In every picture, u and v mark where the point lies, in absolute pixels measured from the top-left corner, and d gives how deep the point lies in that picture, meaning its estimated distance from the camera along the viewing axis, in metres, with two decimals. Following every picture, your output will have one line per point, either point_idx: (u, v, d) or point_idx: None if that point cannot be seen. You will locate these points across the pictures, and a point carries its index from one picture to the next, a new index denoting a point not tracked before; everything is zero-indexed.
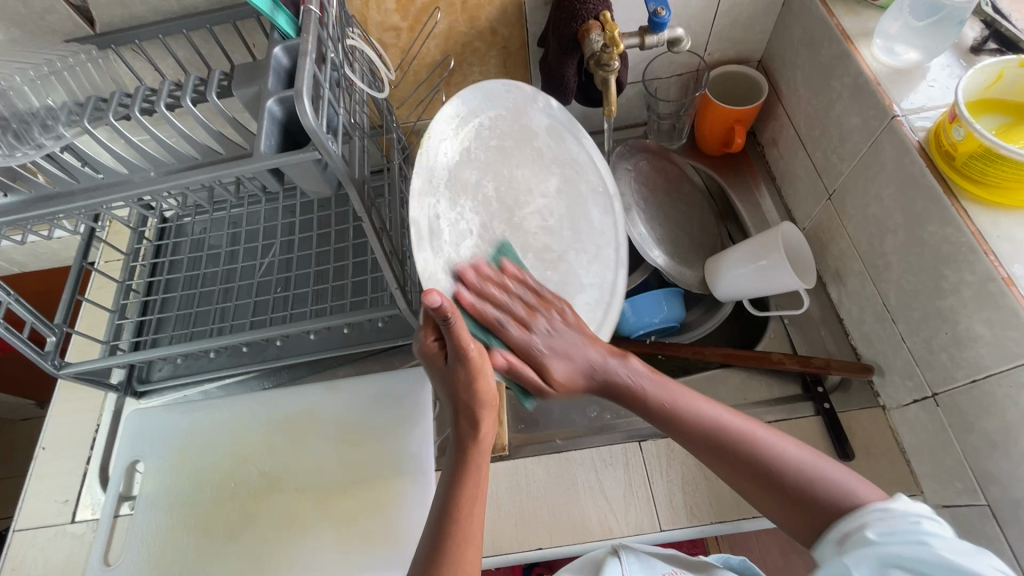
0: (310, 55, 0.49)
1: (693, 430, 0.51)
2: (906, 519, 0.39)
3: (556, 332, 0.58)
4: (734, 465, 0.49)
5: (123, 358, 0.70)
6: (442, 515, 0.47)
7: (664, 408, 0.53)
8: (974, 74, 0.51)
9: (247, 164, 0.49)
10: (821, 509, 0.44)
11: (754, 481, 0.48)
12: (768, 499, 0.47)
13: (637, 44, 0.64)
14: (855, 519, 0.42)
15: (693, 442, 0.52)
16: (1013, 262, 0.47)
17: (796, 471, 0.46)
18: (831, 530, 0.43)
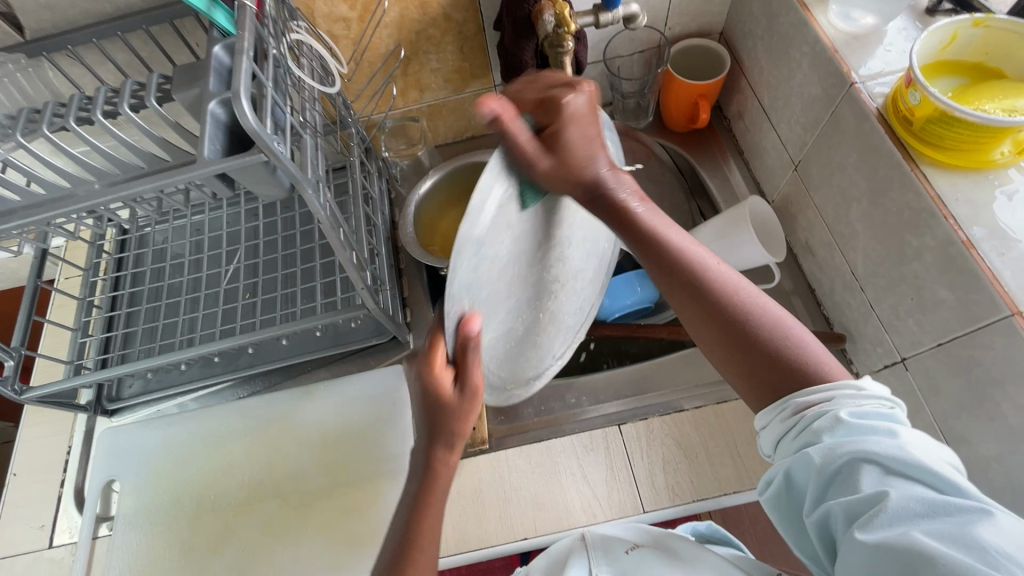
0: (247, 53, 0.47)
1: (675, 269, 0.46)
2: (878, 403, 0.37)
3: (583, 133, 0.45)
4: (709, 312, 0.44)
5: (89, 377, 0.67)
6: (406, 538, 0.44)
7: (653, 240, 0.47)
8: (928, 37, 0.51)
9: (191, 172, 0.47)
10: (788, 373, 0.41)
11: (725, 337, 0.43)
12: (732, 354, 0.43)
13: (592, 22, 0.62)
14: (821, 391, 0.39)
15: (671, 281, 0.46)
16: (971, 225, 0.47)
17: (779, 333, 0.42)
18: (789, 399, 0.40)
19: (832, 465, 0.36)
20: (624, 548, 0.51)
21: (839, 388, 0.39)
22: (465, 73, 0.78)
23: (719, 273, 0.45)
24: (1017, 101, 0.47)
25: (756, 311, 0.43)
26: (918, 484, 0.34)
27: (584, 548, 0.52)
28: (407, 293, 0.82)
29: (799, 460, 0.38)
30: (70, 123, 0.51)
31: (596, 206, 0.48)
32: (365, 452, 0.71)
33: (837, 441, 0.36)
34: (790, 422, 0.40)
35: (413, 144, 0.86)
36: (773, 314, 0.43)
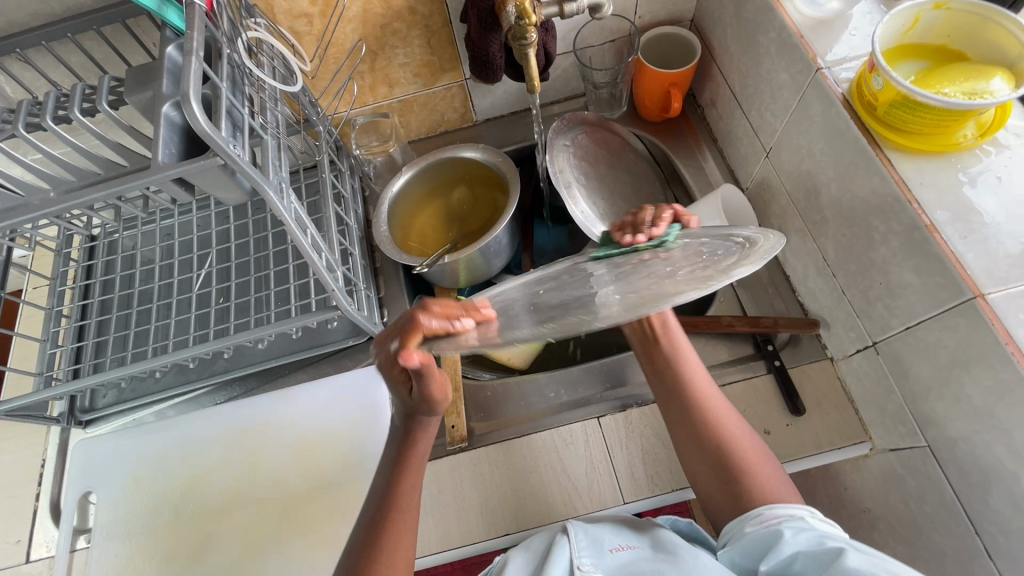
0: (197, 54, 0.45)
1: (691, 410, 0.59)
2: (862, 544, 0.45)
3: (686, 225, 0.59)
4: (717, 463, 0.56)
5: (58, 390, 0.66)
6: (380, 509, 0.54)
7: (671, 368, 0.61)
8: (890, 20, 0.50)
9: (145, 177, 0.45)
10: (749, 495, 0.53)
11: (716, 460, 0.56)
12: (716, 477, 0.56)
13: (557, 12, 0.61)
14: (785, 507, 0.51)
15: (694, 448, 0.57)
16: (935, 209, 0.48)
17: (754, 469, 0.54)
18: (760, 510, 0.52)
19: (800, 536, 0.47)
20: (612, 540, 0.54)
21: (786, 505, 0.51)
22: (434, 67, 0.77)
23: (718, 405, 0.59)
24: (978, 83, 0.47)
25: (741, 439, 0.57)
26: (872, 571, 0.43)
27: (566, 537, 0.54)
28: (383, 292, 0.81)
29: (769, 533, 0.49)
30: (19, 129, 0.50)
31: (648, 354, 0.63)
32: (345, 455, 0.71)
33: (795, 521, 0.49)
34: (759, 524, 0.51)
35: (385, 140, 0.84)
36: (754, 446, 0.56)
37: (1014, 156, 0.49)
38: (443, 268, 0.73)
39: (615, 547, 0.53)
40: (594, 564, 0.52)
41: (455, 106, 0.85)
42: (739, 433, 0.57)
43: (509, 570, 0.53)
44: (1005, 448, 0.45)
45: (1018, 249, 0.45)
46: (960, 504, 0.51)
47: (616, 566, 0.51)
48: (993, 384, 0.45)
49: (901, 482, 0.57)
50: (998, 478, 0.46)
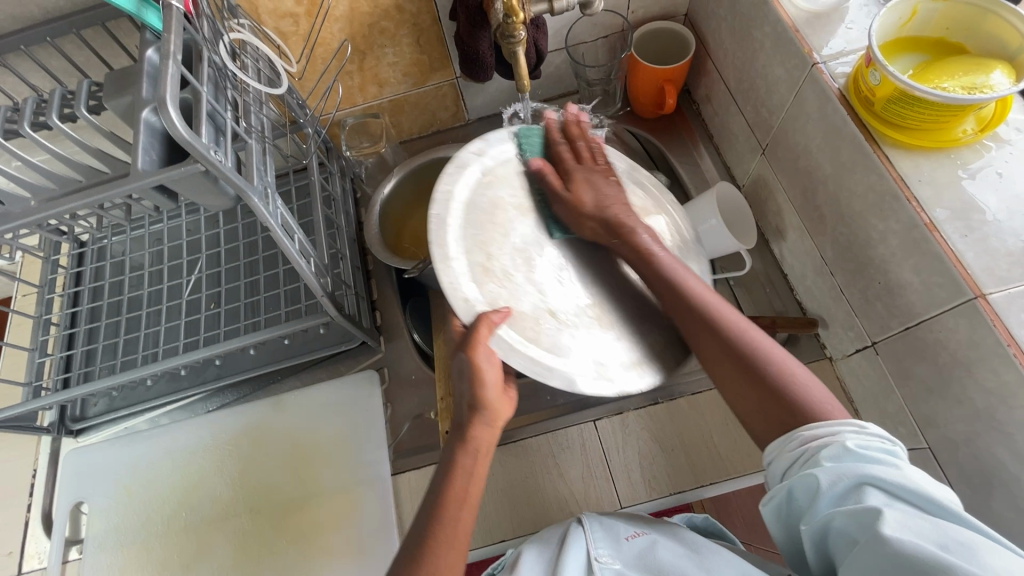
0: (175, 57, 0.44)
1: (715, 325, 0.48)
2: (882, 441, 0.40)
3: (601, 191, 0.54)
4: (749, 372, 0.46)
5: (46, 400, 0.65)
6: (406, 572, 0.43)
7: (673, 288, 0.50)
8: (887, 12, 0.49)
9: (125, 185, 0.44)
10: (787, 408, 0.44)
11: (750, 375, 0.46)
12: (744, 390, 0.46)
13: (546, 10, 0.59)
14: (826, 425, 0.42)
15: (720, 358, 0.47)
16: (934, 207, 0.47)
17: (785, 378, 0.45)
18: (797, 431, 0.43)
19: (838, 487, 0.39)
20: (626, 528, 0.53)
21: (841, 423, 0.42)
22: (424, 66, 0.76)
23: (731, 314, 0.48)
24: (977, 77, 0.46)
25: (764, 346, 0.47)
26: (913, 506, 0.37)
27: (581, 529, 0.52)
28: (376, 296, 0.80)
29: (804, 481, 0.40)
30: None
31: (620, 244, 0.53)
32: (340, 461, 0.70)
33: (835, 451, 0.40)
34: (796, 450, 0.42)
35: (376, 141, 0.84)
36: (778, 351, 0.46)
37: (1016, 150, 0.48)
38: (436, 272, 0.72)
39: (631, 535, 0.52)
40: (612, 555, 0.50)
41: (447, 105, 0.84)
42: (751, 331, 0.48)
43: (524, 560, 0.51)
44: (1008, 452, 0.44)
45: (1021, 247, 0.44)
46: None
47: (634, 556, 0.50)
48: (995, 386, 0.43)
49: None
50: (1000, 481, 0.45)
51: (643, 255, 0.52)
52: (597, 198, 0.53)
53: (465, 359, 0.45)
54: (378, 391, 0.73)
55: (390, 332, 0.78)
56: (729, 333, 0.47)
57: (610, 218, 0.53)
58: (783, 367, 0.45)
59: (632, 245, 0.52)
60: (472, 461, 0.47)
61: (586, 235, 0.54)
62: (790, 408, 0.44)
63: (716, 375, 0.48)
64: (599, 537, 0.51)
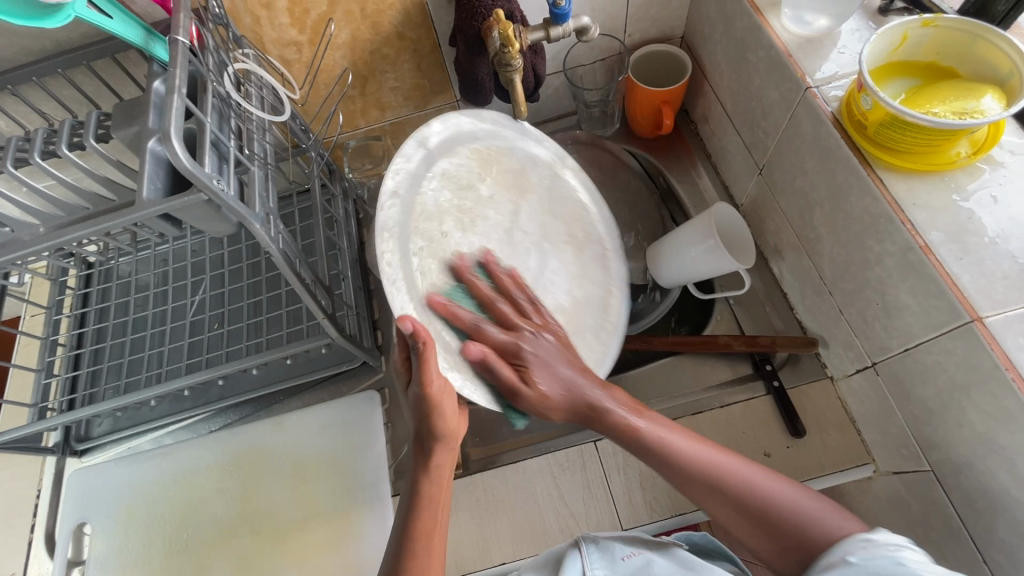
0: (180, 90, 0.46)
1: (715, 482, 0.48)
2: (885, 549, 0.40)
3: (543, 349, 0.55)
4: (762, 526, 0.46)
5: (51, 422, 0.66)
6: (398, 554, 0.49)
7: (653, 450, 0.50)
8: (878, 39, 0.50)
9: (131, 214, 0.45)
10: (802, 545, 0.44)
11: (764, 528, 0.45)
12: (758, 538, 0.46)
13: (543, 37, 0.60)
14: (858, 544, 0.41)
15: (734, 518, 0.47)
16: (929, 229, 0.47)
17: (791, 523, 0.45)
18: (816, 562, 0.43)
19: None
20: (624, 548, 0.53)
21: (851, 540, 0.42)
22: (425, 90, 0.78)
23: (724, 458, 0.48)
24: (968, 102, 0.46)
25: (765, 484, 0.47)
26: None
27: (578, 552, 0.53)
28: (378, 315, 0.81)
29: None
30: (7, 167, 0.50)
31: (597, 425, 0.54)
32: (340, 481, 0.70)
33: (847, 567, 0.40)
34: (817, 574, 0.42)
35: (378, 163, 0.86)
36: (781, 488, 0.46)
37: (1009, 173, 0.48)
38: None
39: (628, 554, 0.53)
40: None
41: None
42: (747, 473, 0.48)
43: None
44: (1009, 476, 0.43)
45: (1017, 269, 0.44)
46: (966, 532, 0.49)
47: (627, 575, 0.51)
48: (995, 409, 0.43)
49: (906, 506, 0.56)
50: (1003, 506, 0.45)
51: (628, 425, 0.52)
52: (558, 380, 0.54)
53: (421, 394, 0.50)
54: (379, 411, 0.73)
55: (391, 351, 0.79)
56: (726, 482, 0.47)
57: (580, 396, 0.54)
58: (790, 505, 0.45)
59: (608, 418, 0.53)
60: (435, 492, 0.52)
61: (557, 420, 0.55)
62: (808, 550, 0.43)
63: (742, 535, 0.47)
64: (596, 560, 0.52)
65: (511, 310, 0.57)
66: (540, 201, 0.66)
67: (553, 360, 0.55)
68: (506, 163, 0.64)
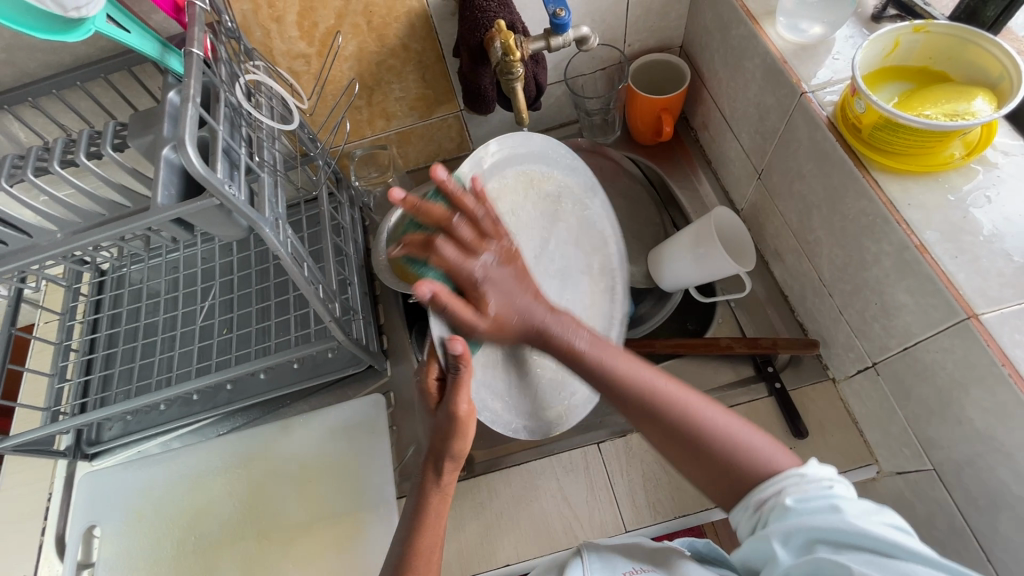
0: (194, 99, 0.47)
1: (655, 409, 0.47)
2: (817, 484, 0.41)
3: (495, 271, 0.49)
4: (701, 456, 0.45)
5: (64, 424, 0.67)
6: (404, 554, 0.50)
7: (602, 375, 0.49)
8: (870, 44, 0.51)
9: (145, 219, 0.47)
10: (736, 479, 0.44)
11: (697, 461, 0.46)
12: (697, 468, 0.46)
13: (544, 46, 0.61)
14: (772, 484, 0.42)
15: (673, 452, 0.47)
16: (924, 229, 0.47)
17: (730, 449, 0.45)
18: (748, 498, 0.43)
19: (790, 543, 0.40)
20: (626, 564, 0.52)
21: (784, 477, 0.42)
22: (429, 100, 0.79)
23: (668, 389, 0.47)
24: (959, 105, 0.47)
25: (707, 419, 0.46)
26: (862, 547, 0.37)
27: (579, 562, 0.53)
28: (383, 319, 0.82)
29: (760, 544, 0.41)
30: (28, 175, 0.52)
31: (545, 348, 0.50)
32: (347, 483, 0.71)
33: (779, 506, 0.41)
34: (750, 517, 0.43)
35: (384, 171, 0.86)
36: (727, 424, 0.46)
37: (1003, 174, 0.49)
38: None
39: (629, 571, 0.52)
40: None
41: (452, 136, 0.87)
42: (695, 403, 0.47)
43: None
44: (1009, 472, 0.44)
45: (1011, 268, 0.45)
46: (970, 532, 0.49)
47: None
48: (993, 406, 0.44)
49: (910, 506, 0.56)
50: (1005, 503, 0.45)
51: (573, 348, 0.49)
52: (511, 307, 0.49)
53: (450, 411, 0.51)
54: (384, 415, 0.74)
55: (397, 355, 0.80)
56: (671, 413, 0.46)
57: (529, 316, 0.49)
58: (729, 439, 0.45)
59: (557, 342, 0.49)
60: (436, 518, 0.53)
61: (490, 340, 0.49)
62: (741, 484, 0.44)
63: (670, 458, 0.47)
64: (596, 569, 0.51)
65: (476, 228, 0.50)
66: (569, 229, 0.66)
67: (507, 284, 0.49)
68: (546, 189, 0.64)
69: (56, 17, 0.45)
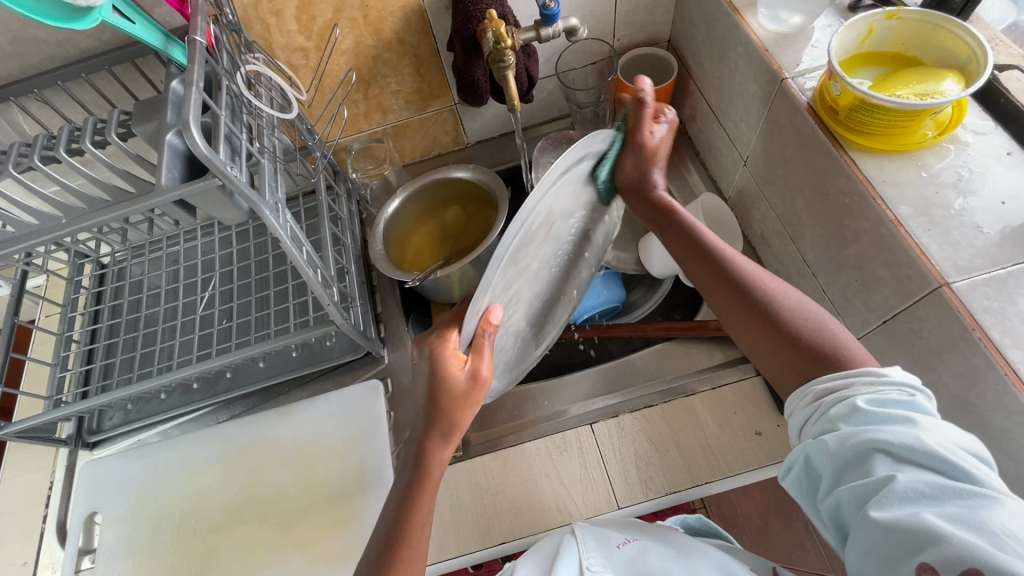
0: (197, 84, 0.49)
1: (727, 275, 0.52)
2: (901, 392, 0.41)
3: (657, 138, 0.56)
4: (767, 327, 0.49)
5: (65, 411, 0.68)
6: (388, 541, 0.48)
7: (688, 237, 0.56)
8: (846, 30, 0.53)
9: (149, 199, 0.48)
10: (807, 355, 0.47)
11: (761, 320, 0.49)
12: (763, 342, 0.49)
13: (535, 37, 0.64)
14: (839, 377, 0.44)
15: (741, 308, 0.51)
16: (899, 205, 0.50)
17: (802, 324, 0.48)
18: (810, 387, 0.45)
19: (848, 452, 0.40)
20: (619, 536, 0.54)
21: (858, 374, 0.43)
22: (425, 93, 0.82)
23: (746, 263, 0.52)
24: (929, 85, 0.50)
25: (783, 295, 0.50)
26: (926, 467, 0.37)
27: (574, 539, 0.54)
28: (380, 308, 0.84)
29: (817, 445, 0.42)
30: (36, 162, 0.53)
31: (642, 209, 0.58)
32: (345, 467, 0.72)
33: (845, 406, 0.41)
34: (809, 406, 0.44)
35: (380, 164, 0.88)
36: (802, 303, 0.49)
37: (973, 152, 0.51)
38: (437, 282, 0.76)
39: (622, 541, 0.54)
40: (603, 563, 0.51)
41: (447, 130, 0.89)
42: (770, 283, 0.51)
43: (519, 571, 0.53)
44: (984, 435, 0.45)
45: (981, 239, 0.47)
46: None
47: (623, 561, 0.51)
48: (965, 369, 0.45)
49: None
50: None
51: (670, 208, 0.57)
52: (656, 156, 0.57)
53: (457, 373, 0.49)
54: (382, 400, 0.75)
55: (393, 343, 0.81)
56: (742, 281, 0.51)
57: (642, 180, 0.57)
58: (804, 310, 0.49)
59: (652, 203, 0.57)
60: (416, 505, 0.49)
61: (627, 168, 0.56)
62: (811, 359, 0.46)
63: (733, 326, 0.52)
64: (591, 545, 0.53)
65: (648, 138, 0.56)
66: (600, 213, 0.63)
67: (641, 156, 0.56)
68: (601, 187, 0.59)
69: (63, 5, 0.47)
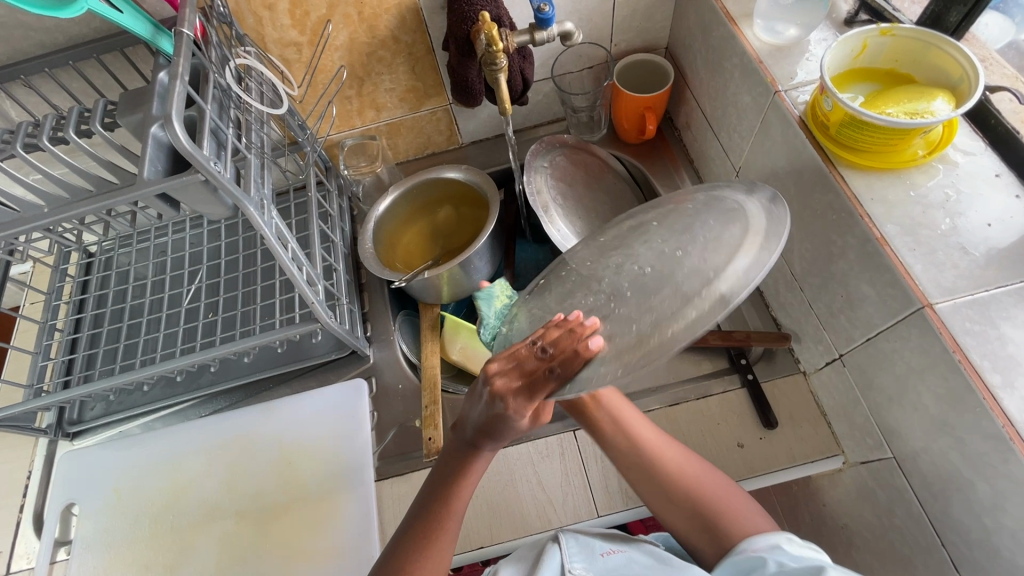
0: (183, 77, 0.48)
1: (653, 464, 0.56)
2: (811, 549, 0.47)
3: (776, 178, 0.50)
4: (693, 514, 0.53)
5: (43, 401, 0.67)
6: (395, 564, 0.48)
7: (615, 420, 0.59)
8: (840, 45, 0.53)
9: (131, 192, 0.47)
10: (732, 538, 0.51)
11: (689, 511, 0.54)
12: (690, 524, 0.53)
13: (528, 41, 0.63)
14: (764, 538, 0.49)
15: (668, 502, 0.55)
16: (885, 223, 0.49)
17: (721, 508, 0.53)
18: (742, 547, 0.49)
19: None
20: (602, 545, 0.53)
21: (780, 541, 0.48)
22: (418, 92, 0.81)
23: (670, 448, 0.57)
24: (919, 104, 0.49)
25: (705, 480, 0.55)
26: None
27: (557, 546, 0.53)
28: (367, 307, 0.84)
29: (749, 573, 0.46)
30: (18, 150, 0.52)
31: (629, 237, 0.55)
32: (326, 467, 0.71)
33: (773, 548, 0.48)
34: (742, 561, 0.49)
35: (373, 161, 0.88)
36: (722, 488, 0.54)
37: (962, 172, 0.51)
38: (424, 283, 0.76)
39: (606, 552, 0.53)
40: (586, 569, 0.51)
41: (441, 130, 0.89)
42: (693, 468, 0.56)
43: None
44: (961, 457, 0.45)
45: (966, 261, 0.47)
46: (927, 517, 0.51)
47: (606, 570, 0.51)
48: (945, 392, 0.45)
49: (873, 496, 0.57)
50: (957, 487, 0.47)
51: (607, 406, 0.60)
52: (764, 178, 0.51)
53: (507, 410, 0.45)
54: (365, 399, 0.75)
55: (380, 342, 0.81)
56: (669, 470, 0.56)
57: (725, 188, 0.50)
58: (724, 495, 0.54)
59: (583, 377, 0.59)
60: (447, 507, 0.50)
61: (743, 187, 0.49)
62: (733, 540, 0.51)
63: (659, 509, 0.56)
64: (574, 554, 0.52)
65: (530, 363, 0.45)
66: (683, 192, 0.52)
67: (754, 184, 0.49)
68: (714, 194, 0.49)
69: None
